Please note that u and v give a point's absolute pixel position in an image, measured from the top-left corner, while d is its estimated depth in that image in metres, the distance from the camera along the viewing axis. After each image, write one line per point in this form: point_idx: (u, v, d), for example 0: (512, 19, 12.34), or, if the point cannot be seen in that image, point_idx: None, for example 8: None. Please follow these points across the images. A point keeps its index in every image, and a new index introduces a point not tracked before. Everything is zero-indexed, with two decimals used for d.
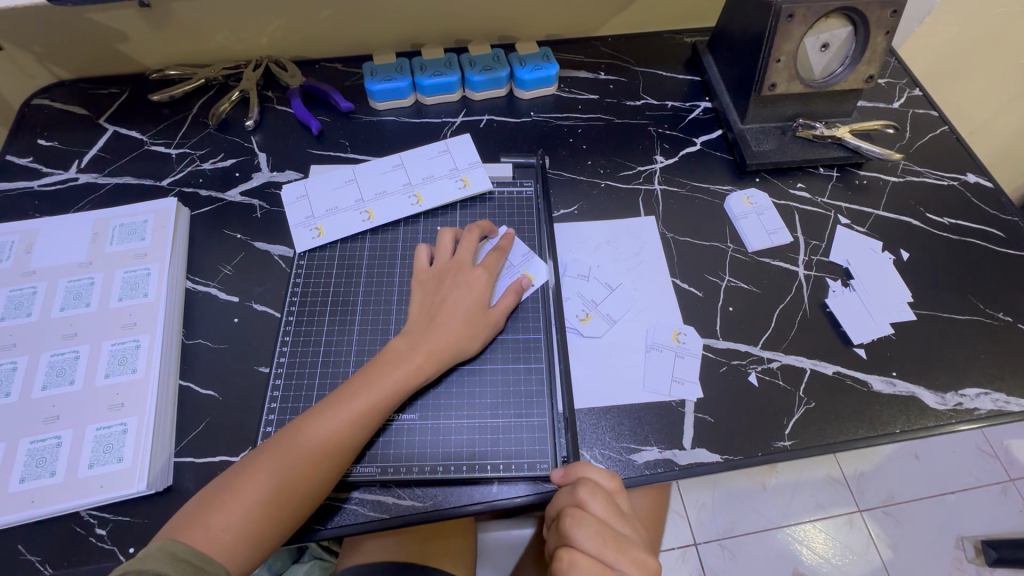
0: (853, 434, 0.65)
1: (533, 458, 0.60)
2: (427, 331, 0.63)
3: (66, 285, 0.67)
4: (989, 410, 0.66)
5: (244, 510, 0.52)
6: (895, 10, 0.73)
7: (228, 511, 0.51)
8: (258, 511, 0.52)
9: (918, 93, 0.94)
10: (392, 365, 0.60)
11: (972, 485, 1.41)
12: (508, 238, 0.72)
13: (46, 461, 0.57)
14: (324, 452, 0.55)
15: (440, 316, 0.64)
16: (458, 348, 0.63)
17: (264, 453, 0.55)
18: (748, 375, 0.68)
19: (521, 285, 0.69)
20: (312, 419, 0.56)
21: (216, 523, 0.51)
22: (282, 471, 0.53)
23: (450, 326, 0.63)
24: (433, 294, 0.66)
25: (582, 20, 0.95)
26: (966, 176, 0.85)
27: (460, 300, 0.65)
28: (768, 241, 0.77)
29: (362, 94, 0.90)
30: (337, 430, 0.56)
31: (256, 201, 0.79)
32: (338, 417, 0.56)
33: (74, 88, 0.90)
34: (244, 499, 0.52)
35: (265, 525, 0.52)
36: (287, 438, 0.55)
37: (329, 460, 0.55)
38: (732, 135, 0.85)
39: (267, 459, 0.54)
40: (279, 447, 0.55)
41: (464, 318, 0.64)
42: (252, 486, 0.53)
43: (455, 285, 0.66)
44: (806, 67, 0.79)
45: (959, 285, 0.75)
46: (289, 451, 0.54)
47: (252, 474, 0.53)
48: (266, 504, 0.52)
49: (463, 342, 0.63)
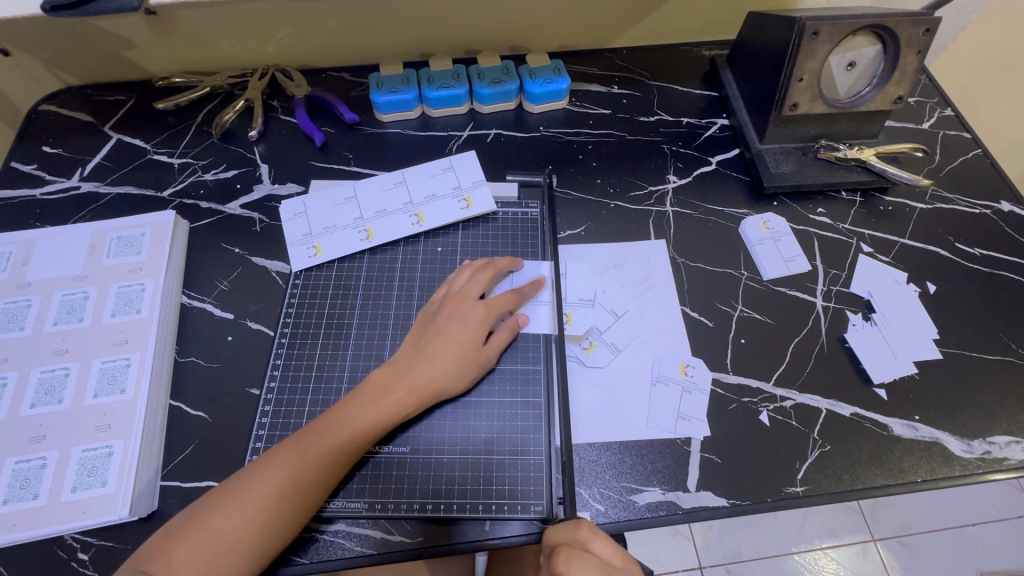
0: (872, 481, 0.61)
1: (528, 499, 0.58)
2: (413, 363, 0.60)
3: (60, 299, 0.66)
4: (1021, 460, 0.62)
5: (209, 545, 0.50)
6: (929, 28, 0.69)
7: (195, 543, 0.50)
8: (224, 545, 0.50)
9: (949, 113, 0.89)
10: (373, 398, 0.58)
11: (994, 518, 1.35)
12: (534, 284, 0.69)
13: (30, 483, 0.56)
14: (298, 486, 0.53)
15: (428, 350, 0.61)
16: (443, 385, 0.60)
17: (236, 484, 0.53)
18: (760, 414, 0.64)
19: (519, 323, 0.66)
20: (287, 452, 0.54)
21: (180, 554, 0.49)
22: (253, 503, 0.51)
23: (436, 360, 0.60)
24: (425, 326, 0.64)
25: (596, 31, 0.92)
26: (1000, 204, 0.80)
27: (454, 338, 0.62)
28: (785, 269, 0.74)
29: (367, 106, 0.88)
30: (311, 464, 0.54)
31: (256, 214, 0.77)
32: (312, 452, 0.54)
33: (80, 94, 0.89)
34: (211, 534, 0.50)
35: (230, 561, 0.50)
36: (259, 470, 0.53)
37: (300, 495, 0.53)
38: (749, 155, 0.81)
39: (238, 492, 0.52)
40: (251, 481, 0.53)
41: (454, 355, 0.61)
42: (220, 518, 0.51)
43: (450, 319, 0.63)
44: (831, 86, 0.76)
45: (988, 322, 0.70)
46: (263, 484, 0.52)
47: (221, 508, 0.51)
48: (234, 538, 0.50)
49: (450, 377, 0.60)
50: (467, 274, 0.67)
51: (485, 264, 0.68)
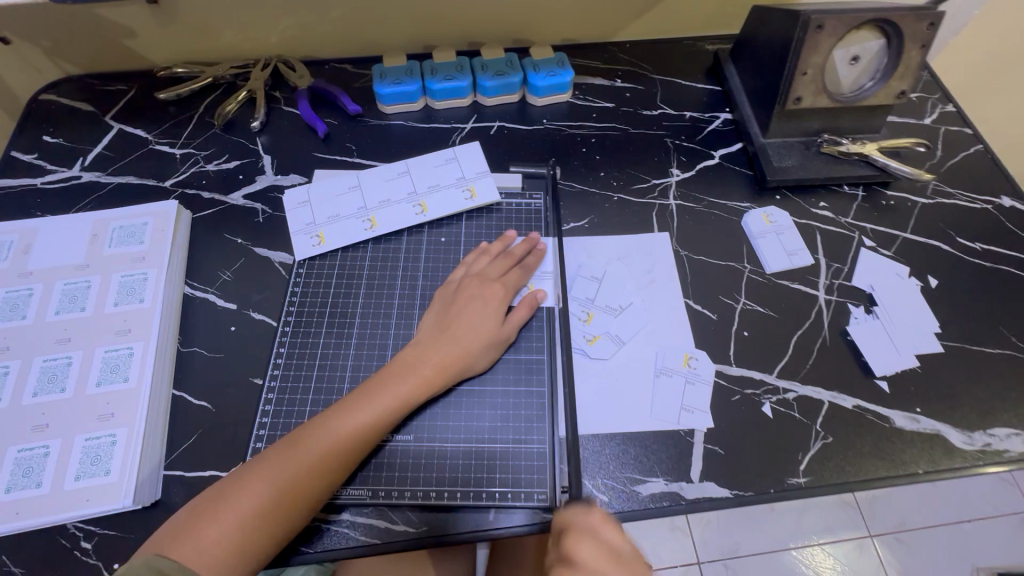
0: (873, 473, 0.61)
1: (531, 487, 0.58)
2: (437, 344, 0.61)
3: (62, 288, 0.66)
4: (1020, 452, 0.62)
5: (234, 525, 0.49)
6: (932, 23, 0.70)
7: (216, 524, 0.49)
8: (248, 526, 0.50)
9: (952, 108, 0.89)
10: (398, 379, 0.58)
11: (989, 514, 1.36)
12: (536, 255, 0.71)
13: (33, 471, 0.55)
14: (324, 464, 0.53)
15: (451, 330, 0.62)
16: (466, 364, 0.61)
17: (256, 465, 0.53)
18: (763, 406, 0.64)
19: (535, 299, 0.67)
20: (311, 431, 0.55)
21: (205, 535, 0.49)
22: (277, 484, 0.51)
23: (461, 340, 0.61)
24: (448, 307, 0.64)
25: (599, 25, 0.92)
26: (1001, 200, 0.80)
27: (475, 316, 0.63)
28: (787, 263, 0.74)
29: (370, 97, 0.87)
30: (335, 443, 0.54)
31: (259, 205, 0.77)
32: (339, 433, 0.54)
33: (81, 84, 0.89)
34: (236, 515, 0.50)
35: (251, 540, 0.50)
36: (282, 449, 0.53)
37: (323, 474, 0.53)
38: (753, 149, 0.81)
39: (261, 471, 0.52)
40: (272, 459, 0.53)
41: (475, 334, 0.62)
42: (243, 500, 0.50)
43: (471, 299, 0.65)
44: (834, 80, 0.76)
45: (989, 316, 0.71)
46: (286, 464, 0.52)
47: (243, 486, 0.51)
48: (258, 519, 0.50)
49: (472, 357, 0.62)
50: (484, 259, 0.69)
51: (498, 249, 0.70)
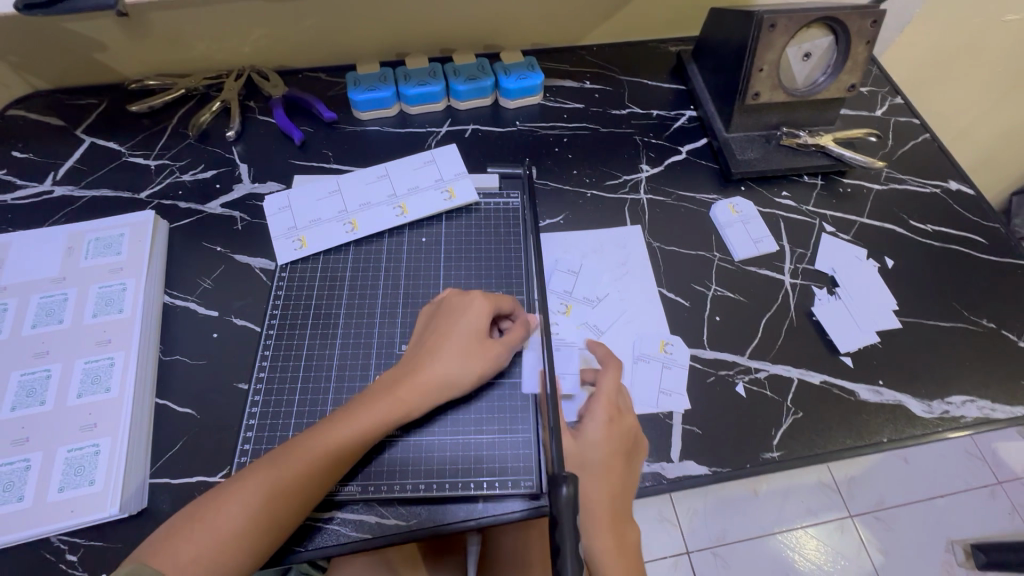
0: (841, 444, 0.64)
1: (517, 474, 0.60)
2: (422, 362, 0.59)
3: (38, 302, 0.65)
4: (976, 417, 0.66)
5: (212, 543, 0.48)
6: (875, 20, 0.74)
7: (194, 540, 0.48)
8: (225, 543, 0.48)
9: (900, 101, 0.95)
10: (384, 400, 0.56)
11: (961, 488, 1.42)
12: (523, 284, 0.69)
13: (14, 486, 0.55)
14: (304, 485, 0.52)
15: (436, 348, 0.60)
16: (454, 382, 0.59)
17: (239, 480, 0.51)
18: (736, 386, 0.67)
19: (530, 323, 0.65)
20: (297, 451, 0.53)
21: (181, 552, 0.47)
22: (256, 501, 0.50)
23: (446, 357, 0.59)
24: (433, 323, 0.63)
25: (566, 29, 0.95)
26: (948, 184, 0.85)
27: (460, 330, 0.60)
28: (754, 249, 0.77)
29: (345, 104, 0.89)
30: (319, 466, 0.52)
31: (237, 213, 0.77)
32: (322, 455, 0.53)
33: (50, 99, 0.88)
34: (213, 532, 0.48)
35: (230, 557, 0.48)
36: (268, 466, 0.52)
37: (304, 494, 0.52)
38: (717, 144, 0.85)
39: (242, 486, 0.51)
40: (256, 475, 0.51)
41: (463, 351, 0.59)
42: (222, 517, 0.49)
43: (453, 312, 0.62)
44: (789, 76, 0.80)
45: (942, 292, 0.75)
46: (267, 481, 0.51)
47: (225, 503, 0.49)
48: (235, 536, 0.48)
49: (459, 373, 0.59)
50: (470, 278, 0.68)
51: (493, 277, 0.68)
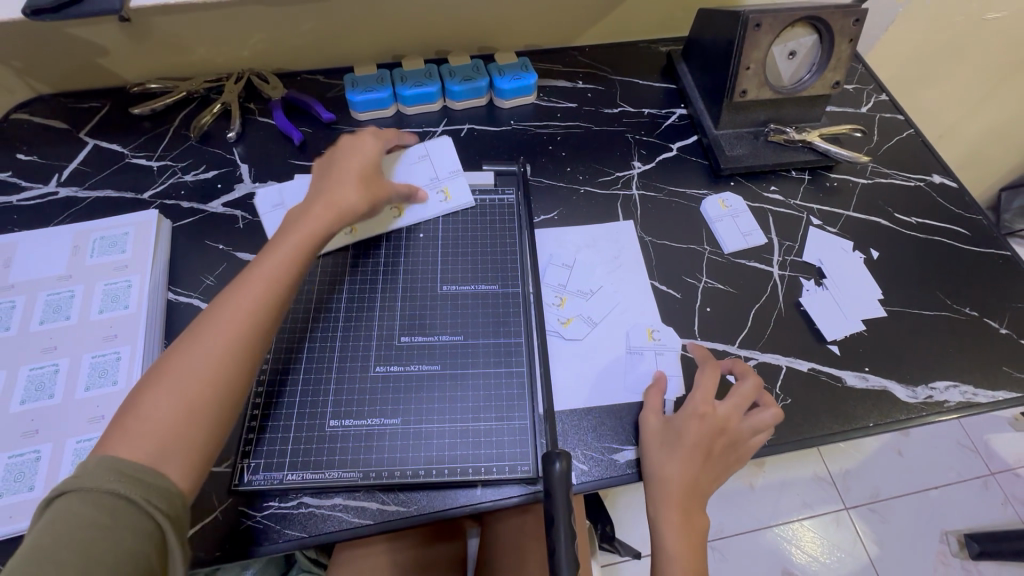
0: (829, 428, 0.66)
1: (515, 460, 0.61)
2: (329, 187, 0.67)
3: (45, 299, 0.67)
4: (959, 401, 0.68)
5: (170, 395, 0.49)
6: (857, 19, 0.77)
7: (150, 402, 0.48)
8: (183, 394, 0.49)
9: (885, 97, 0.97)
10: (300, 220, 0.63)
11: (955, 479, 1.44)
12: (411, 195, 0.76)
13: (25, 476, 0.56)
14: (246, 318, 0.54)
15: (338, 174, 0.68)
16: (360, 199, 0.67)
17: (173, 348, 0.52)
18: (727, 374, 0.69)
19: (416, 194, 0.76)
20: (219, 305, 0.55)
21: (140, 414, 0.48)
22: (204, 346, 0.52)
23: (346, 181, 0.67)
24: (309, 190, 0.68)
25: (559, 31, 0.97)
26: (932, 177, 0.88)
27: (354, 163, 0.70)
28: (743, 242, 0.79)
29: (343, 105, 0.91)
30: (246, 301, 0.55)
31: (239, 212, 0.79)
32: (253, 281, 0.57)
33: (53, 103, 0.90)
34: (169, 386, 0.49)
35: (196, 404, 0.49)
36: (199, 324, 0.54)
37: (251, 312, 0.55)
38: (706, 141, 0.87)
39: (185, 343, 0.52)
40: (191, 334, 0.53)
41: (359, 176, 0.68)
42: (170, 372, 0.50)
43: (340, 157, 0.71)
44: (775, 74, 0.82)
45: (926, 281, 0.77)
46: (208, 332, 0.53)
47: (167, 364, 0.51)
48: (193, 381, 0.50)
49: (362, 195, 0.67)
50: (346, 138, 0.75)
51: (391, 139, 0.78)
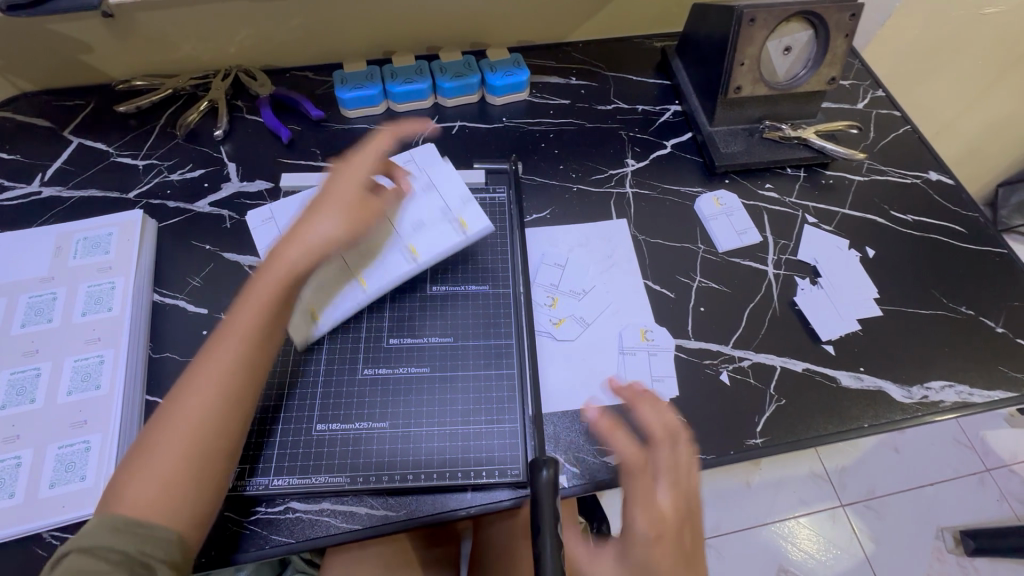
0: (823, 429, 0.66)
1: (504, 463, 0.60)
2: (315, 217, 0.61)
3: (27, 301, 0.66)
4: (955, 401, 0.68)
5: (161, 462, 0.49)
6: (853, 14, 0.76)
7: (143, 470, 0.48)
8: (173, 462, 0.49)
9: (881, 93, 0.96)
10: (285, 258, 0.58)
11: (951, 476, 1.43)
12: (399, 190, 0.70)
13: (5, 482, 0.55)
14: (233, 377, 0.53)
15: (323, 199, 0.62)
16: (350, 230, 0.62)
17: (165, 409, 0.51)
18: (721, 375, 0.68)
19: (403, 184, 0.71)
20: (205, 364, 0.53)
21: (134, 482, 0.48)
22: (192, 413, 0.50)
23: (331, 209, 0.62)
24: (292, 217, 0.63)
25: (552, 26, 0.96)
26: (928, 174, 0.87)
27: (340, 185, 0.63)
28: (738, 241, 0.78)
29: (333, 102, 0.90)
30: (232, 359, 0.53)
31: (226, 212, 0.78)
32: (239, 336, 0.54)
33: (36, 100, 0.88)
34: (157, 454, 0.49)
35: (187, 470, 0.49)
36: (186, 386, 0.52)
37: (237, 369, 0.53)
38: (701, 138, 0.86)
39: (173, 408, 0.51)
40: (180, 396, 0.51)
41: (346, 202, 0.62)
42: (160, 440, 0.49)
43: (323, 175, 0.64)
44: (770, 70, 0.81)
45: (922, 280, 0.77)
46: (194, 396, 0.51)
47: (157, 430, 0.50)
48: (183, 449, 0.49)
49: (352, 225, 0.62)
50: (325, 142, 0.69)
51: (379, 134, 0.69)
